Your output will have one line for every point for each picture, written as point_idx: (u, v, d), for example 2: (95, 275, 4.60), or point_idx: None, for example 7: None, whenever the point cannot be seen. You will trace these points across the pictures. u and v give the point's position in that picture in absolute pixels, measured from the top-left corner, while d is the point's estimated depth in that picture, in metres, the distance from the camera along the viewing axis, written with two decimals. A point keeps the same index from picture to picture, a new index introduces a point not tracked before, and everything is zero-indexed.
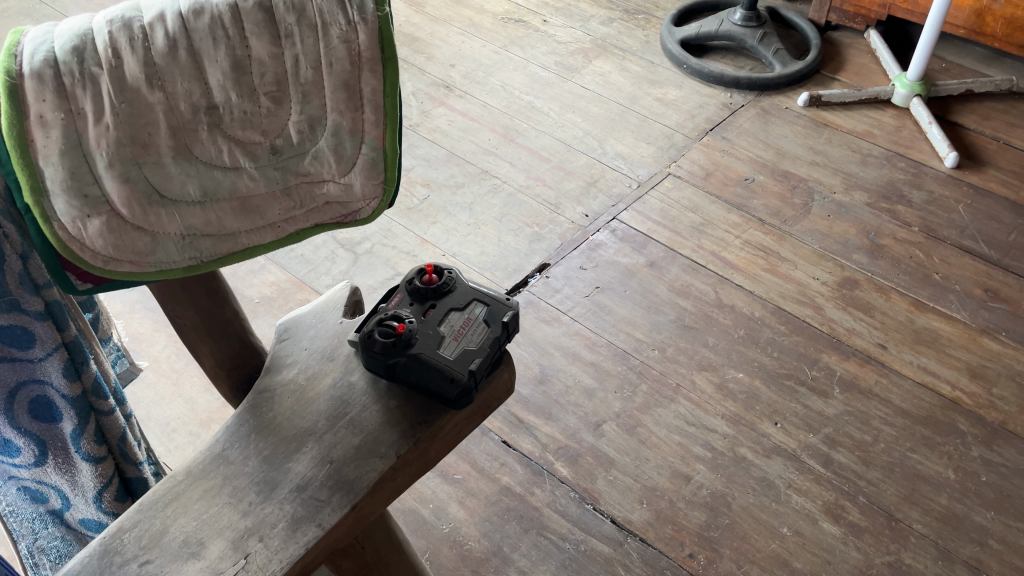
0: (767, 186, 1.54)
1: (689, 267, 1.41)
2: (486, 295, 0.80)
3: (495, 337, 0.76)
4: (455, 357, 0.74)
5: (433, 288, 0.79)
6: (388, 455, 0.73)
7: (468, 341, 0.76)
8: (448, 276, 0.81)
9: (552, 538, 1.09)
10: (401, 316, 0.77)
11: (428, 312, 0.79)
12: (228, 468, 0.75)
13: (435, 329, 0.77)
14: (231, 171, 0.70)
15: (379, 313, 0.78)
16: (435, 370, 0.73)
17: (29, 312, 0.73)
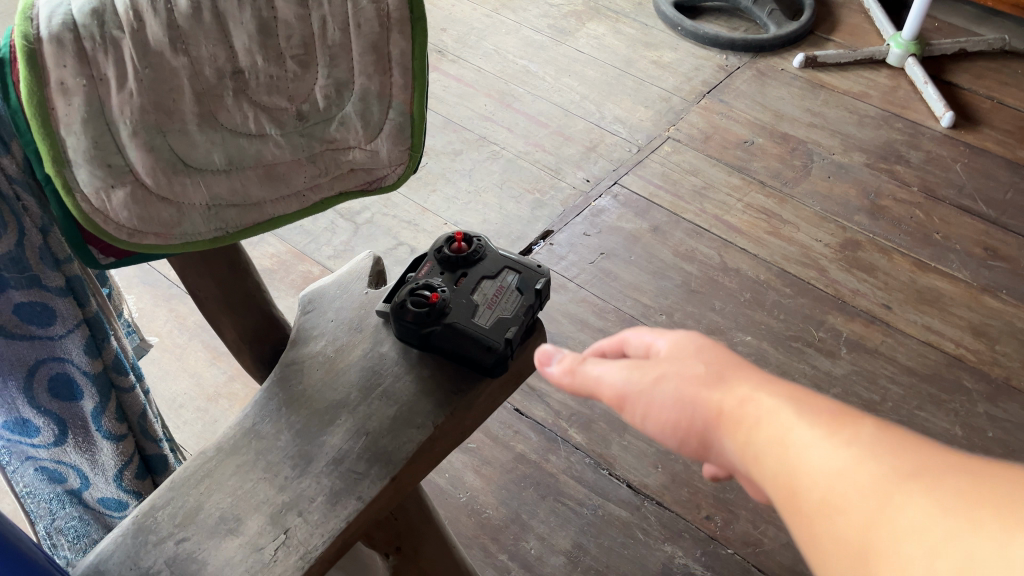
0: (767, 149, 1.54)
1: (692, 231, 1.41)
2: (517, 263, 0.79)
3: (529, 305, 0.76)
4: (490, 326, 0.73)
5: (464, 255, 0.78)
6: (425, 425, 0.72)
7: (503, 310, 0.75)
8: (477, 243, 0.79)
9: (570, 503, 1.09)
10: (433, 284, 0.75)
11: (460, 281, 0.77)
12: (260, 443, 0.74)
13: (467, 298, 0.76)
14: (257, 139, 0.68)
15: (410, 282, 0.76)
16: (471, 339, 0.72)
17: (51, 288, 0.71)
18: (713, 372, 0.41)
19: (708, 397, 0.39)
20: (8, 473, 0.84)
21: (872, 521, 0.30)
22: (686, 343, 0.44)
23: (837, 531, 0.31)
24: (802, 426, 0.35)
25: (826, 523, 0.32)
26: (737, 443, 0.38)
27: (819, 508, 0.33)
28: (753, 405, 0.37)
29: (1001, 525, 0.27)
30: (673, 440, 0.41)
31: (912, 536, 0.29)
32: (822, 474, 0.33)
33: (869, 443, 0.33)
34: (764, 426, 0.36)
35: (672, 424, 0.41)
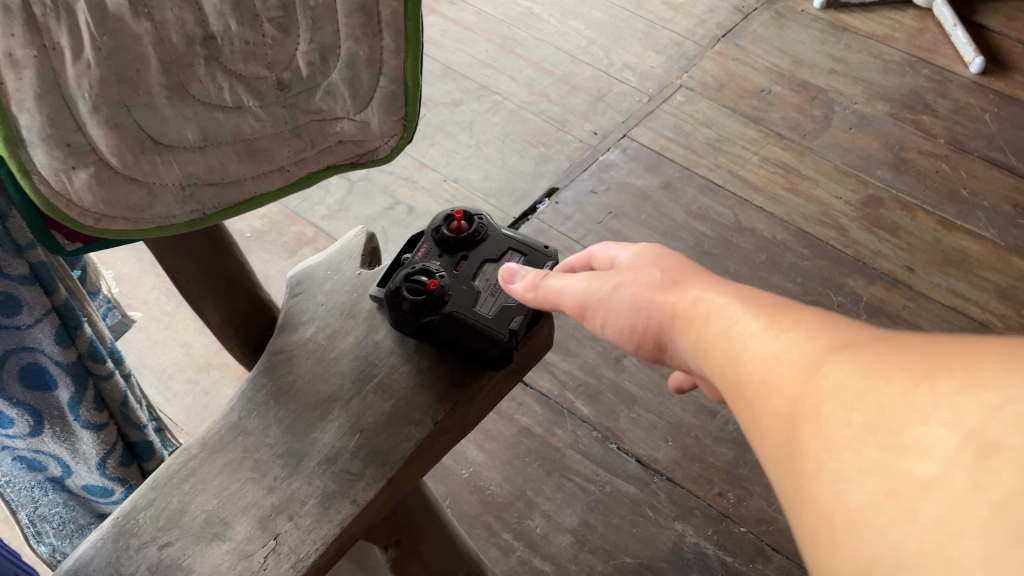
0: (785, 98, 1.46)
1: (706, 188, 1.34)
2: (523, 243, 0.72)
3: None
4: (493, 315, 0.67)
5: (465, 236, 0.71)
6: (423, 422, 0.67)
7: (508, 297, 0.69)
8: (479, 222, 0.72)
9: (576, 480, 1.05)
10: (430, 268, 0.69)
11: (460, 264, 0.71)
12: (248, 439, 0.69)
13: (468, 283, 0.70)
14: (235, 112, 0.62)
15: (406, 266, 0.70)
16: (472, 330, 0.66)
17: (14, 277, 0.65)
18: (665, 279, 0.51)
19: (655, 294, 0.50)
20: None
21: (803, 386, 0.33)
22: (649, 258, 0.55)
23: (766, 396, 0.35)
24: (746, 316, 0.41)
25: (761, 391, 0.36)
26: (683, 331, 0.46)
27: (761, 383, 0.36)
28: (695, 303, 0.46)
29: (906, 372, 0.29)
30: (630, 330, 0.52)
31: (832, 393, 0.31)
32: (757, 351, 0.38)
33: (812, 332, 0.36)
34: (708, 317, 0.44)
35: (630, 319, 0.52)
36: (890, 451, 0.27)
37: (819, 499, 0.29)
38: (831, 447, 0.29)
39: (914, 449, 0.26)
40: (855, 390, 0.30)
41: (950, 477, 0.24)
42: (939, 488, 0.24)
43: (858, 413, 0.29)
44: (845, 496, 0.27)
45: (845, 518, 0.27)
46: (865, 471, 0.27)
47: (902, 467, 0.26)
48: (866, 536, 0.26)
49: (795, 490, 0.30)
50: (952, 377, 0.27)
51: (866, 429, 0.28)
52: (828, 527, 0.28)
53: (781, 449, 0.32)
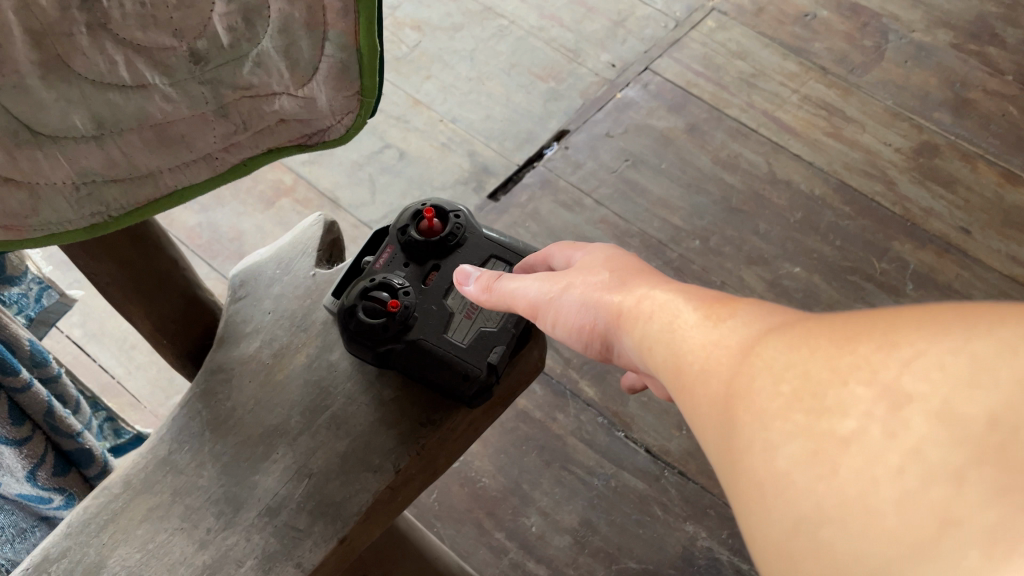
0: (831, 26, 1.28)
1: (736, 131, 1.19)
2: (508, 249, 0.60)
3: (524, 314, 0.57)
4: (469, 346, 0.55)
5: (438, 240, 0.58)
6: (384, 469, 0.55)
7: (487, 320, 0.57)
8: (457, 222, 0.59)
9: (578, 472, 0.95)
10: (394, 283, 0.56)
11: (431, 275, 0.58)
12: (178, 480, 0.58)
13: (440, 302, 0.57)
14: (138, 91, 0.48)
15: (364, 277, 0.57)
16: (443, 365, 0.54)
17: None
18: (616, 279, 0.45)
19: (607, 295, 0.44)
20: None
21: (735, 362, 0.30)
22: (600, 256, 0.48)
23: (702, 374, 0.32)
24: (684, 306, 0.37)
25: (696, 373, 0.32)
26: (627, 330, 0.41)
27: (698, 369, 0.32)
28: (643, 298, 0.41)
29: (829, 336, 0.25)
30: (584, 338, 0.46)
31: (761, 362, 0.28)
32: (695, 335, 0.34)
33: (750, 313, 0.33)
34: (652, 313, 0.39)
35: (585, 325, 0.46)
36: (811, 413, 0.24)
37: (747, 470, 0.25)
38: (759, 416, 0.26)
39: (835, 410, 0.23)
40: (780, 359, 0.27)
41: (869, 429, 0.22)
42: (862, 442, 0.21)
43: (781, 380, 0.26)
44: (769, 459, 0.24)
45: (770, 483, 0.24)
46: (788, 435, 0.24)
47: (825, 427, 0.23)
48: (792, 499, 0.23)
49: (726, 463, 0.27)
50: (874, 333, 0.24)
51: (791, 393, 0.25)
52: (755, 499, 0.25)
53: (715, 423, 0.29)
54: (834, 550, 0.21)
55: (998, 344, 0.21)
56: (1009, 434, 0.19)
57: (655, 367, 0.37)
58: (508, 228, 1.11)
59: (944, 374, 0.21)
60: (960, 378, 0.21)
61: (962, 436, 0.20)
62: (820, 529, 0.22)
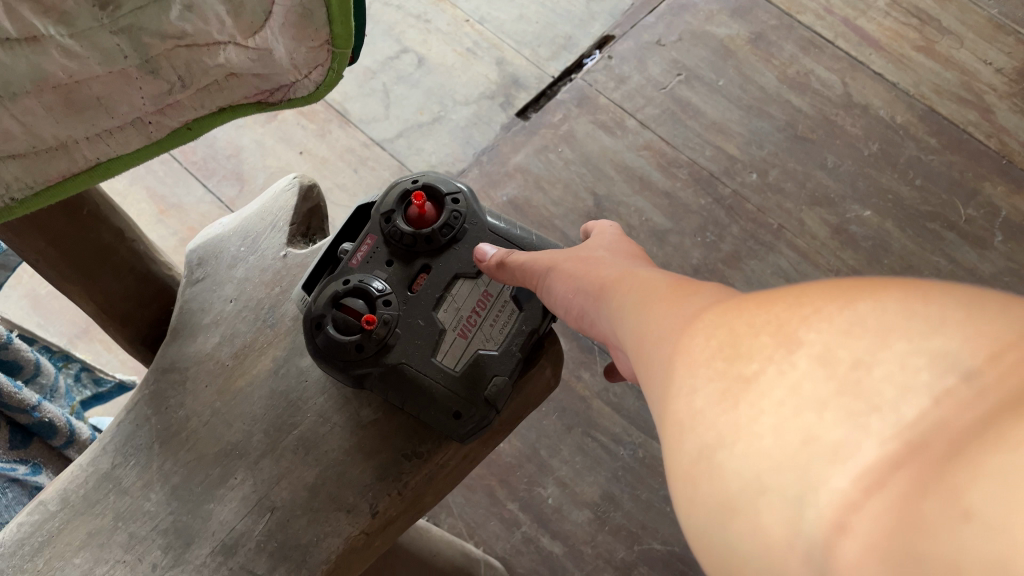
0: None
1: (808, 43, 1.02)
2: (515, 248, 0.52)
3: (529, 334, 0.50)
4: (462, 372, 0.48)
5: (428, 237, 0.51)
6: (359, 509, 0.46)
7: (485, 339, 0.50)
8: (452, 214, 0.52)
9: (602, 440, 0.86)
10: (373, 290, 0.49)
11: (420, 279, 0.51)
12: (121, 502, 0.49)
13: (429, 314, 0.50)
14: (29, 46, 0.36)
15: (338, 277, 0.50)
16: (429, 395, 0.47)
17: None
18: (615, 256, 0.44)
19: (600, 264, 0.42)
20: None
21: (679, 322, 0.28)
22: (611, 242, 0.47)
23: (654, 333, 0.29)
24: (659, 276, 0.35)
25: (646, 334, 0.30)
26: (600, 296, 0.39)
27: (651, 330, 0.30)
28: (628, 269, 0.39)
29: (759, 294, 0.24)
30: (560, 298, 0.43)
31: (701, 319, 0.26)
32: (658, 301, 0.32)
33: (713, 285, 0.30)
34: (635, 285, 0.36)
35: (566, 287, 0.43)
36: (722, 361, 0.22)
37: (671, 415, 0.24)
38: (687, 365, 0.24)
39: (743, 355, 0.21)
40: (714, 318, 0.25)
41: (767, 364, 0.20)
42: (759, 378, 0.20)
43: (709, 333, 0.24)
44: (686, 401, 0.23)
45: (682, 421, 0.22)
46: (703, 379, 0.22)
47: (734, 368, 0.21)
48: (696, 433, 0.21)
49: (661, 408, 0.25)
50: (791, 288, 0.23)
51: (716, 343, 0.23)
52: (673, 438, 0.23)
53: (655, 374, 0.27)
54: (726, 476, 0.20)
55: (890, 292, 0.19)
56: (873, 368, 0.18)
57: (619, 324, 0.35)
58: (537, 152, 0.98)
59: (834, 323, 0.19)
60: (851, 320, 0.19)
61: (835, 369, 0.18)
62: (717, 456, 0.20)
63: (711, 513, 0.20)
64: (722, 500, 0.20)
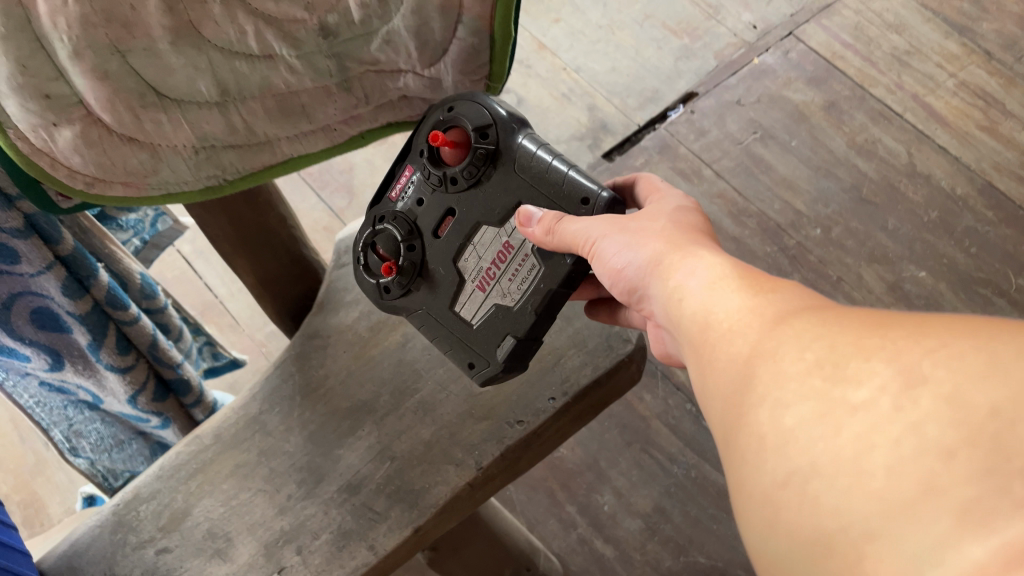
0: (1005, 4, 1.16)
1: (878, 114, 1.10)
2: (545, 189, 0.50)
3: (544, 289, 0.51)
4: (479, 325, 0.54)
5: (453, 181, 0.53)
6: (465, 464, 0.55)
7: (503, 293, 0.52)
8: (478, 153, 0.52)
9: (658, 458, 0.94)
10: (402, 233, 0.55)
11: (447, 223, 0.55)
12: (266, 441, 0.58)
13: (453, 261, 0.54)
14: (264, 61, 0.48)
15: (382, 221, 0.57)
16: (453, 342, 0.55)
17: (6, 229, 0.54)
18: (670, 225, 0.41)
19: (650, 237, 0.40)
20: (8, 385, 0.72)
21: (757, 319, 0.29)
22: (673, 207, 0.44)
23: (718, 315, 0.31)
24: (723, 267, 0.34)
25: (707, 319, 0.32)
26: (659, 273, 0.37)
27: (724, 327, 0.30)
28: (684, 245, 0.38)
29: (869, 322, 0.25)
30: (604, 271, 0.42)
31: (786, 324, 0.27)
32: (717, 282, 0.33)
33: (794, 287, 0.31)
34: (688, 262, 0.36)
35: (609, 259, 0.42)
36: (826, 382, 0.23)
37: (750, 424, 0.25)
38: (776, 376, 0.25)
39: (851, 378, 0.23)
40: (806, 330, 0.26)
41: (878, 401, 0.21)
42: (867, 413, 0.21)
43: (801, 346, 0.25)
44: (774, 417, 0.24)
45: (772, 436, 0.24)
46: (799, 396, 0.24)
47: (836, 392, 0.23)
48: (792, 451, 0.23)
49: (727, 412, 0.27)
50: (911, 321, 0.24)
51: (812, 360, 0.24)
52: (751, 450, 0.24)
53: (725, 372, 0.28)
54: (829, 508, 0.21)
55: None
56: (1010, 424, 0.19)
57: (682, 309, 0.34)
58: None
59: (959, 367, 0.20)
60: (973, 370, 0.20)
61: (967, 418, 0.19)
62: (809, 484, 0.22)
63: (803, 538, 0.21)
64: (813, 528, 0.21)
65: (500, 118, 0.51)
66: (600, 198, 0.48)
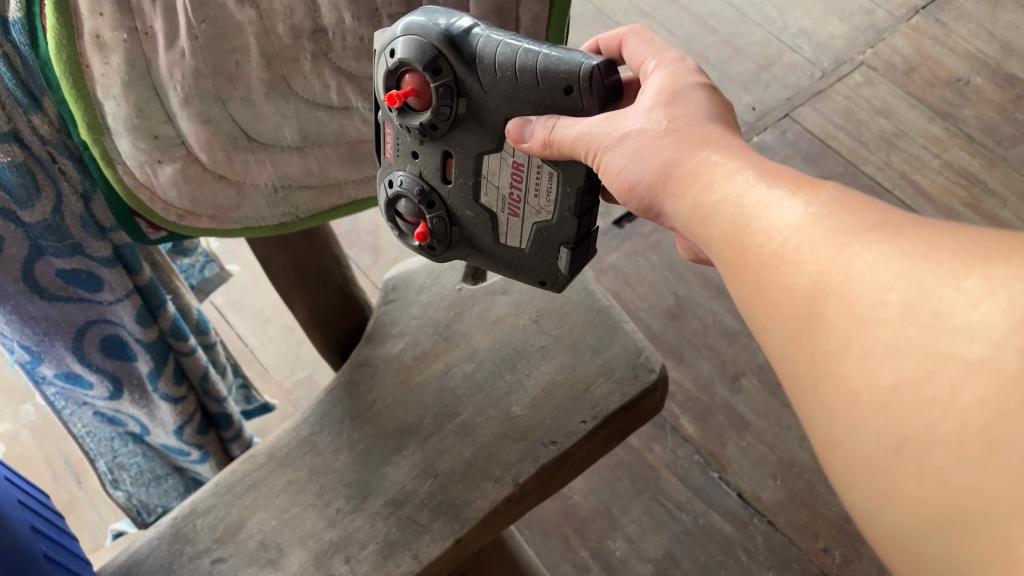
0: (984, 93, 1.26)
1: (869, 189, 1.19)
2: (524, 94, 0.43)
3: (573, 191, 0.45)
4: (533, 247, 0.49)
5: (435, 128, 0.46)
6: (503, 480, 0.60)
7: (537, 210, 0.47)
8: (443, 90, 0.44)
9: (668, 506, 0.98)
10: (415, 193, 0.50)
11: (452, 163, 0.49)
12: (317, 459, 0.63)
13: (475, 196, 0.49)
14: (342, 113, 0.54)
15: (388, 183, 0.51)
16: (517, 269, 0.51)
17: (95, 257, 0.60)
18: (680, 122, 0.35)
19: (661, 148, 0.35)
20: (65, 414, 0.77)
21: (814, 233, 0.27)
22: (666, 85, 0.38)
23: (757, 229, 0.29)
24: (758, 172, 0.31)
25: (744, 232, 0.29)
26: (682, 186, 0.33)
27: (778, 247, 0.28)
28: (705, 155, 0.33)
29: (952, 246, 0.24)
30: (610, 185, 0.38)
31: (847, 244, 0.26)
32: (758, 189, 0.30)
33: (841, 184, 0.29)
34: (715, 173, 0.32)
35: (615, 174, 0.37)
36: (932, 336, 0.23)
37: (836, 378, 0.25)
38: (860, 321, 0.24)
39: (961, 330, 0.22)
40: (881, 252, 0.25)
41: (1001, 362, 0.21)
42: (991, 376, 0.21)
43: (876, 278, 0.25)
44: (867, 373, 0.24)
45: (881, 401, 0.23)
46: (896, 352, 0.23)
47: (941, 346, 0.22)
48: (900, 418, 0.23)
49: (791, 354, 0.27)
50: (1012, 248, 0.23)
51: (901, 305, 0.24)
52: (841, 409, 0.24)
53: (777, 300, 0.27)
54: (957, 478, 0.21)
55: None
56: None
57: (721, 224, 0.30)
58: (628, 255, 1.15)
59: None
60: None
61: None
62: (927, 454, 0.22)
63: (928, 509, 0.22)
64: (942, 501, 0.22)
65: (438, 43, 0.43)
66: (581, 76, 0.40)
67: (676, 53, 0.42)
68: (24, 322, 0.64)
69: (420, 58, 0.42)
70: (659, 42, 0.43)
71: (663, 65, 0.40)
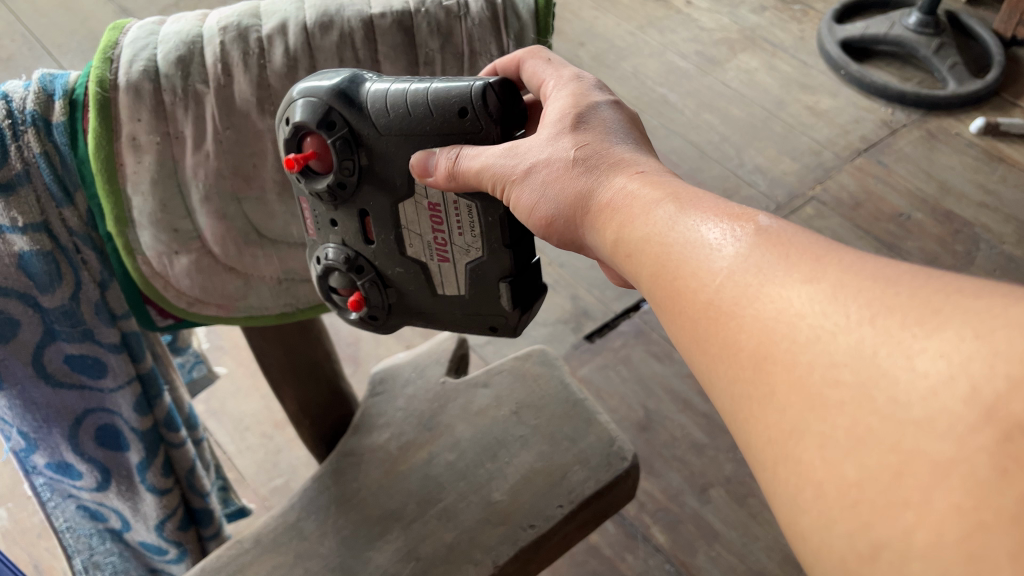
0: (926, 227, 1.37)
1: None
2: (421, 128, 0.49)
3: (488, 222, 0.51)
4: (470, 291, 0.55)
5: (341, 184, 0.52)
6: (483, 562, 0.62)
7: (464, 249, 0.53)
8: (341, 143, 0.51)
9: None
10: (341, 265, 0.56)
11: (370, 223, 0.55)
12: (303, 544, 0.64)
13: (402, 251, 0.56)
14: None
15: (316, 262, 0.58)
16: (464, 317, 0.57)
17: (103, 343, 0.64)
18: (584, 152, 0.43)
19: (568, 180, 0.42)
20: (49, 507, 0.78)
21: (740, 277, 0.32)
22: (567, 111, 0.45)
23: (688, 276, 0.34)
24: (663, 204, 0.37)
25: (675, 278, 0.34)
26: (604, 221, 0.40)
27: (709, 294, 0.32)
28: (613, 187, 0.40)
29: (901, 313, 0.26)
30: (524, 216, 0.45)
31: (790, 307, 0.29)
32: (673, 227, 0.35)
33: (767, 223, 0.33)
34: (632, 207, 0.38)
35: (529, 208, 0.44)
36: (895, 426, 0.25)
37: (802, 463, 0.27)
38: (820, 405, 0.27)
39: (924, 423, 0.24)
40: (828, 320, 0.28)
41: (971, 463, 0.22)
42: (960, 478, 0.23)
43: (828, 351, 0.27)
44: (832, 463, 0.26)
45: (851, 498, 0.25)
46: (858, 442, 0.25)
47: (905, 440, 0.24)
48: (872, 519, 0.24)
49: (760, 436, 0.29)
50: (959, 321, 0.25)
51: (855, 383, 0.26)
52: (808, 499, 0.26)
53: (729, 362, 0.31)
54: None
55: None
56: None
57: (637, 249, 0.37)
58: (599, 369, 1.21)
59: None
60: None
61: None
62: (906, 564, 0.23)
63: None
64: None
65: (327, 99, 0.50)
66: (473, 97, 0.47)
67: (566, 71, 0.49)
68: (26, 408, 0.66)
69: (313, 116, 0.50)
70: (560, 63, 0.50)
71: (560, 87, 0.48)
